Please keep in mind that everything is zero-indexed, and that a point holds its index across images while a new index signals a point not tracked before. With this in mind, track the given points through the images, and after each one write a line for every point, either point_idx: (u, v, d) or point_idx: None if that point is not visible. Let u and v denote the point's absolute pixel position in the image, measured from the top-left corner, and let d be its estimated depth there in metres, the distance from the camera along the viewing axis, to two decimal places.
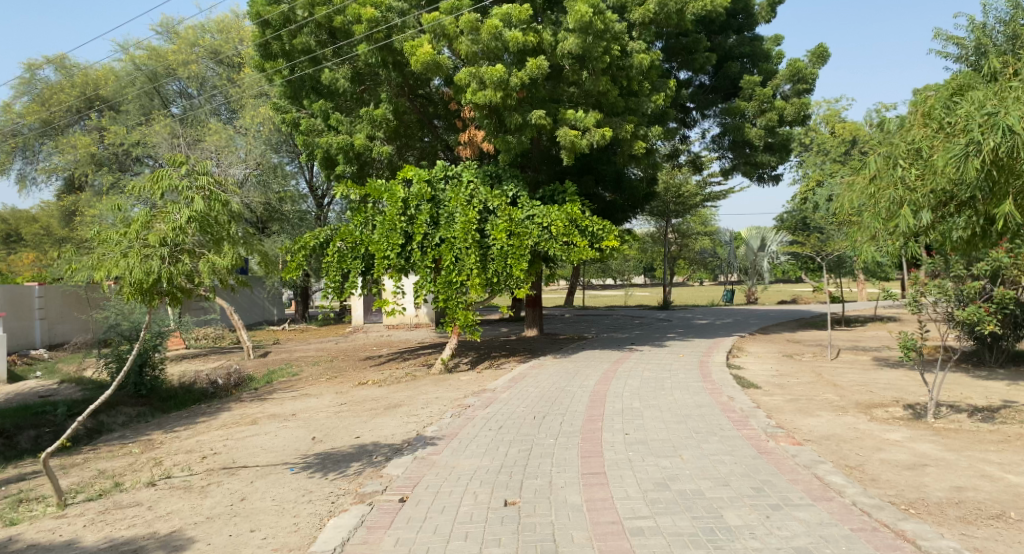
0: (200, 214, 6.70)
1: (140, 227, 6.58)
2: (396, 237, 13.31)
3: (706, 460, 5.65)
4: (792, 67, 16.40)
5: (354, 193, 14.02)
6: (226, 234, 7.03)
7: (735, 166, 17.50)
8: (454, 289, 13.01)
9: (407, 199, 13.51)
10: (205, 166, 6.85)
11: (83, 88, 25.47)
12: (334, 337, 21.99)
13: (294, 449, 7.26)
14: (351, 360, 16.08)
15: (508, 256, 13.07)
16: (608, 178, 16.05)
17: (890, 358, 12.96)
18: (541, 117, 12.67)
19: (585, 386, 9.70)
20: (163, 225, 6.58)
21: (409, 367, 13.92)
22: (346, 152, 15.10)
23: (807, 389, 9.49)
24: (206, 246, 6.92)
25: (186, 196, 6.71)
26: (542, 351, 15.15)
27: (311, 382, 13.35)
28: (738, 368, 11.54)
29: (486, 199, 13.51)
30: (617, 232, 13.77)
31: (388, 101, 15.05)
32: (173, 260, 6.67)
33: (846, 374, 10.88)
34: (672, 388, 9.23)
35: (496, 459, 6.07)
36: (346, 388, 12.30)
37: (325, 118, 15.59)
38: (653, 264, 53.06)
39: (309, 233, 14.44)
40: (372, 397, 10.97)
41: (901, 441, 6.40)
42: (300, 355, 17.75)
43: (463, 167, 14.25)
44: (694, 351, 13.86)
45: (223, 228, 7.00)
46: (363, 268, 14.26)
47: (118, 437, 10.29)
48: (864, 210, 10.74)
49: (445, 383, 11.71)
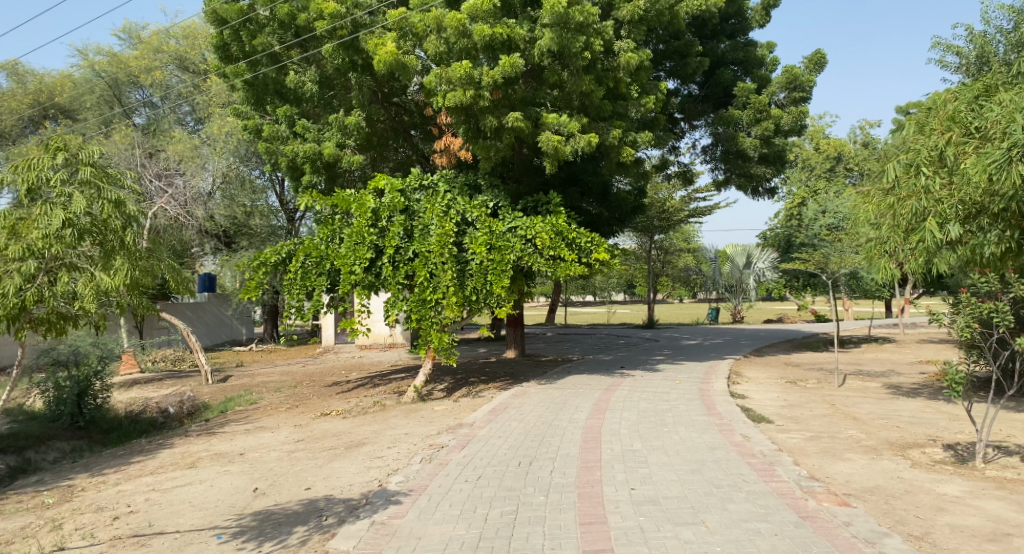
0: (77, 222, 7.22)
1: (11, 237, 7.06)
2: (364, 250, 12.14)
3: (736, 529, 4.53)
4: (788, 74, 15.43)
5: (319, 204, 12.84)
6: (115, 241, 7.62)
7: (730, 177, 16.56)
8: (429, 307, 11.83)
9: (378, 210, 12.40)
10: (84, 165, 7.37)
11: (38, 96, 24.07)
12: (302, 359, 20.62)
13: (229, 507, 6.03)
14: (317, 386, 14.78)
15: (487, 271, 12.01)
16: (595, 190, 15.03)
17: (903, 384, 11.96)
18: (518, 120, 11.58)
19: (576, 421, 8.55)
20: (33, 232, 6.99)
21: (379, 395, 12.67)
22: (312, 160, 13.92)
23: (825, 424, 8.43)
24: (92, 255, 7.49)
25: (63, 201, 7.23)
26: (525, 375, 13.99)
27: (268, 413, 12.05)
28: (741, 397, 10.49)
29: (464, 210, 12.45)
30: (606, 244, 12.85)
31: (359, 107, 13.86)
32: (51, 272, 7.25)
33: (863, 405, 9.83)
34: (675, 423, 8.12)
35: (472, 528, 4.89)
36: (306, 420, 11.03)
37: (291, 124, 14.46)
38: (634, 282, 52.18)
39: (269, 248, 13.16)
40: (334, 432, 9.74)
41: (961, 497, 5.33)
42: (263, 380, 16.39)
43: (437, 176, 13.25)
44: (690, 376, 12.80)
45: (112, 234, 7.60)
46: (329, 285, 13.03)
47: (37, 480, 8.93)
48: (883, 222, 9.73)
49: (417, 414, 10.50)
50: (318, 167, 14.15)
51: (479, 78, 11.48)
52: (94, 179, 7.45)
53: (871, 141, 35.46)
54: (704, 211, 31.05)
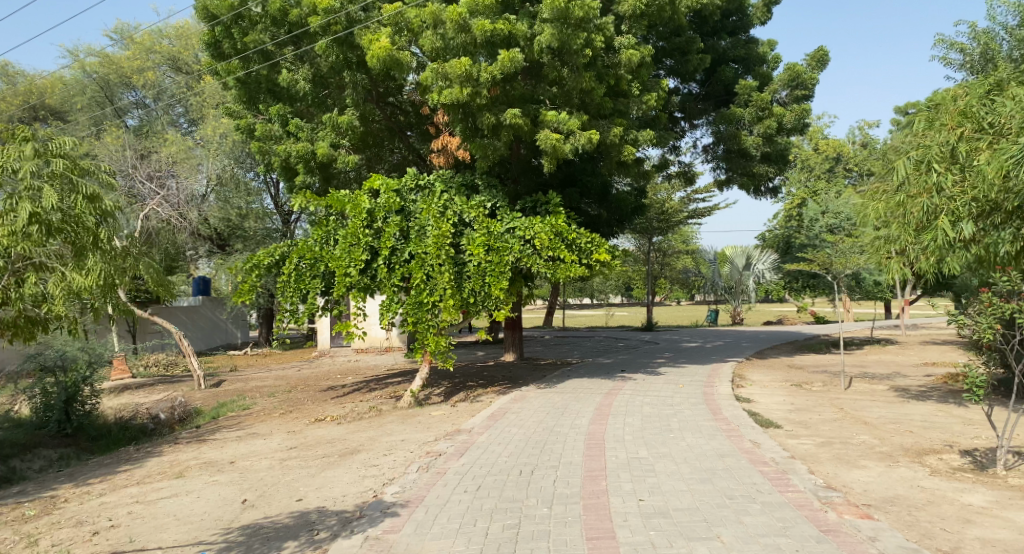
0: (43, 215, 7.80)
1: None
2: (360, 252, 11.87)
3: (754, 544, 4.25)
4: (790, 71, 15.17)
5: (313, 205, 12.55)
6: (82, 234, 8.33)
7: (731, 177, 16.32)
8: (426, 310, 11.54)
9: (373, 210, 12.13)
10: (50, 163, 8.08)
11: (28, 97, 23.76)
12: (296, 363, 20.31)
13: (215, 520, 5.74)
14: (312, 390, 14.48)
15: (485, 273, 11.73)
16: (594, 191, 14.77)
17: (911, 387, 11.70)
18: (516, 118, 11.33)
19: (577, 427, 8.27)
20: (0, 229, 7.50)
21: (375, 400, 12.37)
22: (306, 160, 13.66)
23: (836, 429, 8.15)
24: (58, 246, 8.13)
25: (29, 196, 7.83)
26: (525, 379, 13.71)
27: (261, 419, 11.75)
28: (747, 401, 10.22)
29: (461, 210, 12.17)
30: (607, 245, 12.58)
31: (354, 105, 13.58)
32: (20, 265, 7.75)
33: (872, 409, 9.57)
34: (681, 429, 7.84)
35: (472, 543, 4.61)
36: (299, 427, 10.73)
37: (284, 124, 14.20)
38: (632, 284, 51.96)
39: (262, 250, 12.87)
40: (328, 438, 9.45)
41: (987, 507, 5.06)
42: (257, 385, 16.08)
43: (434, 176, 12.98)
44: (693, 379, 12.52)
45: (79, 229, 8.29)
46: (324, 288, 12.74)
47: (19, 490, 8.62)
48: (892, 220, 9.44)
49: (414, 420, 10.21)
50: (311, 166, 13.89)
51: (477, 74, 11.20)
52: (62, 170, 8.23)
53: (870, 141, 35.29)
54: (702, 212, 30.84)
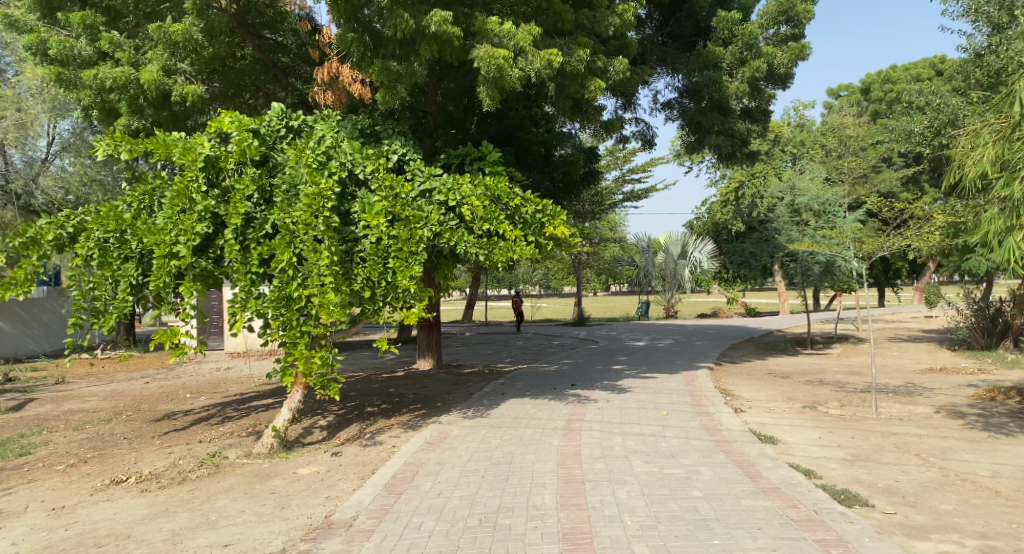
0: None
1: None
2: (193, 221, 7.86)
3: None
4: (778, 1, 12.11)
5: (126, 151, 8.36)
6: None
7: (701, 139, 12.92)
8: (296, 311, 7.67)
9: (219, 160, 8.16)
10: None
11: None
12: (148, 371, 15.87)
13: None
14: (141, 420, 10.20)
15: (387, 254, 8.05)
16: (533, 153, 11.10)
17: (964, 410, 8.78)
18: (444, 22, 7.91)
19: (543, 522, 4.71)
20: None
21: (219, 442, 8.32)
22: (128, 92, 9.83)
23: (968, 509, 4.89)
24: None
25: None
26: (444, 400, 9.98)
27: (31, 477, 7.48)
28: (775, 444, 6.88)
29: (354, 162, 8.34)
30: (564, 216, 9.04)
31: (196, 16, 9.80)
32: None
33: (963, 455, 6.45)
34: (730, 533, 4.39)
35: None
36: (79, 497, 6.58)
37: (95, 40, 10.27)
38: (551, 274, 48.99)
39: (45, 221, 8.47)
40: (100, 533, 5.43)
41: None
42: (72, 409, 11.60)
43: (315, 117, 9.05)
44: (675, 401, 9.17)
45: None
46: (143, 276, 8.61)
47: None
48: (1003, 177, 6.73)
49: (268, 487, 6.33)
50: (140, 105, 10.03)
51: None
52: None
53: (806, 123, 33.66)
54: (639, 195, 28.00)
